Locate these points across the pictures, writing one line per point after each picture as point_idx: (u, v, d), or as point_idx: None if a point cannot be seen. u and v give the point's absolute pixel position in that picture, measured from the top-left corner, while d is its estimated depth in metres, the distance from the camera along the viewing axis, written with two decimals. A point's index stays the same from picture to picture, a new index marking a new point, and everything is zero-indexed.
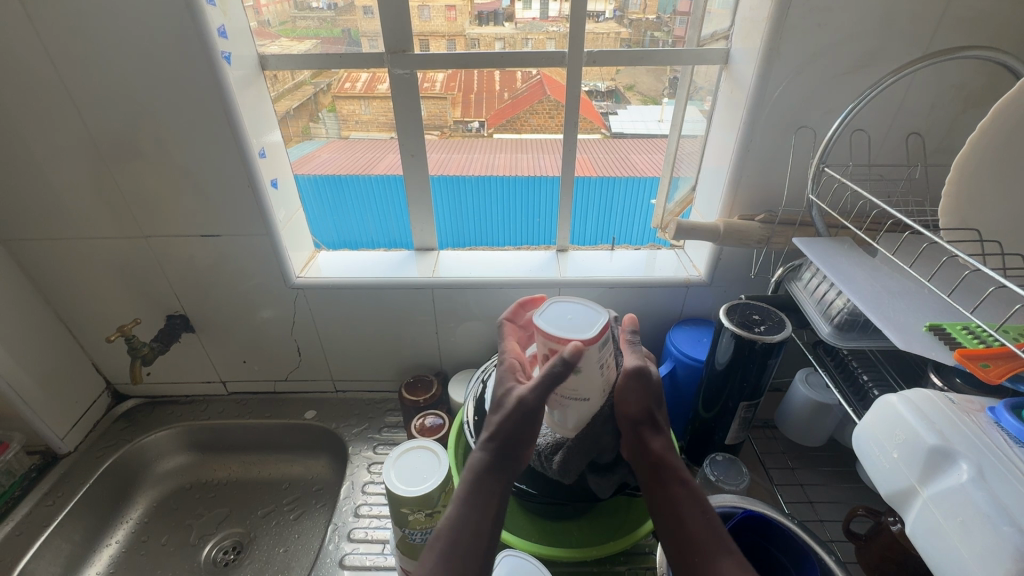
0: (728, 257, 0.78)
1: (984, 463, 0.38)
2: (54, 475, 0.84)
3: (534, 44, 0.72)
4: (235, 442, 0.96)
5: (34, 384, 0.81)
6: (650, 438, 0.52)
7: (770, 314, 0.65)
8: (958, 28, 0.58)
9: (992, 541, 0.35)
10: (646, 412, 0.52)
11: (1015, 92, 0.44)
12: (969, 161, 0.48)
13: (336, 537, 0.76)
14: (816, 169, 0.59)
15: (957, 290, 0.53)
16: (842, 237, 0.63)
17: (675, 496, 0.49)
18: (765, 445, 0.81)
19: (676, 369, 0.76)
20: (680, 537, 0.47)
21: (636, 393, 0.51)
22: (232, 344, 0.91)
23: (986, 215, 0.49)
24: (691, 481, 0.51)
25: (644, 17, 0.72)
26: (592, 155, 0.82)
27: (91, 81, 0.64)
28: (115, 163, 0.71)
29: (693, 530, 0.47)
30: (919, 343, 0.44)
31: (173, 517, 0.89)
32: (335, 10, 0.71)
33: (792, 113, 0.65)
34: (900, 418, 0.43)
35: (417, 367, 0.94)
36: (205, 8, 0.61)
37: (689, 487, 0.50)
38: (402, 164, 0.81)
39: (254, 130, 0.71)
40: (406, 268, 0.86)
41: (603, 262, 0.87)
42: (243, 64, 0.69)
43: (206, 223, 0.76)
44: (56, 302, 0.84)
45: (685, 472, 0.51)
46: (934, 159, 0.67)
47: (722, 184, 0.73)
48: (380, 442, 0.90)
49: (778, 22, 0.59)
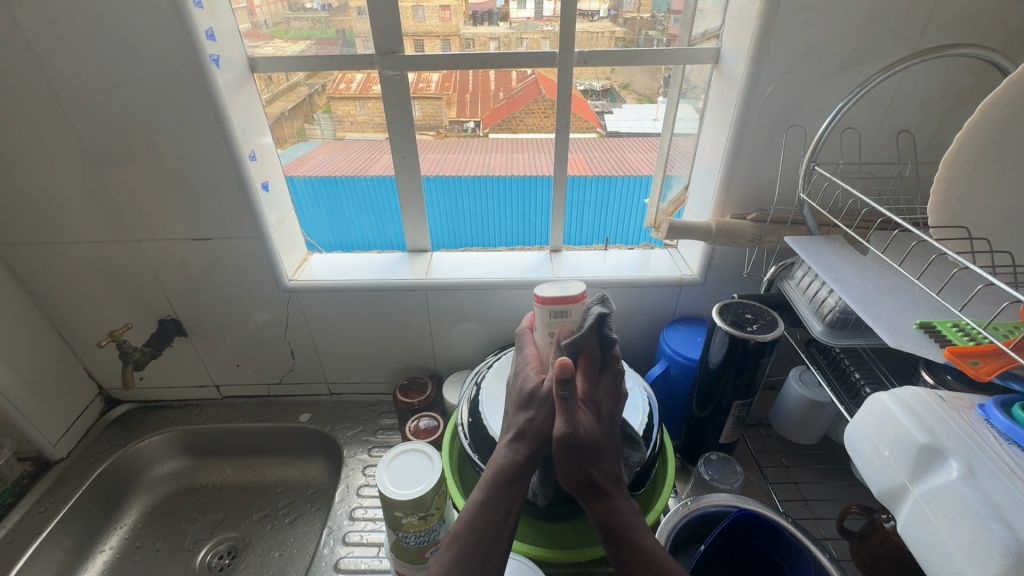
0: (721, 256, 0.78)
1: (973, 460, 0.38)
2: (46, 481, 0.83)
3: (529, 43, 0.72)
4: (230, 446, 0.95)
5: (25, 390, 0.80)
6: (596, 505, 0.50)
7: (763, 313, 0.65)
8: (947, 26, 0.59)
9: (981, 537, 0.35)
10: (582, 475, 0.50)
11: (1002, 89, 0.44)
12: (956, 159, 0.48)
13: (331, 540, 0.76)
14: (807, 168, 0.59)
15: (947, 287, 0.53)
16: (834, 236, 0.63)
17: (629, 566, 0.47)
18: (759, 444, 0.81)
19: (670, 368, 0.76)
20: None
21: (569, 456, 0.49)
22: (226, 348, 0.90)
23: (974, 213, 0.49)
24: (641, 543, 0.48)
25: (638, 15, 0.72)
26: (589, 154, 0.83)
27: (79, 85, 0.64)
28: (105, 167, 0.70)
29: None
30: (909, 341, 0.44)
31: (167, 522, 0.88)
32: (329, 11, 0.70)
33: (784, 112, 0.65)
34: (892, 417, 0.44)
35: (411, 368, 0.94)
36: (193, 11, 0.60)
37: (644, 557, 0.47)
38: (395, 165, 0.80)
39: (243, 133, 0.71)
40: (400, 269, 0.86)
41: (597, 262, 0.87)
42: (232, 67, 0.68)
43: (197, 227, 0.76)
44: (47, 307, 0.84)
45: (631, 535, 0.48)
46: (925, 157, 0.67)
47: (714, 182, 0.73)
48: (375, 445, 0.90)
49: (768, 21, 0.59)
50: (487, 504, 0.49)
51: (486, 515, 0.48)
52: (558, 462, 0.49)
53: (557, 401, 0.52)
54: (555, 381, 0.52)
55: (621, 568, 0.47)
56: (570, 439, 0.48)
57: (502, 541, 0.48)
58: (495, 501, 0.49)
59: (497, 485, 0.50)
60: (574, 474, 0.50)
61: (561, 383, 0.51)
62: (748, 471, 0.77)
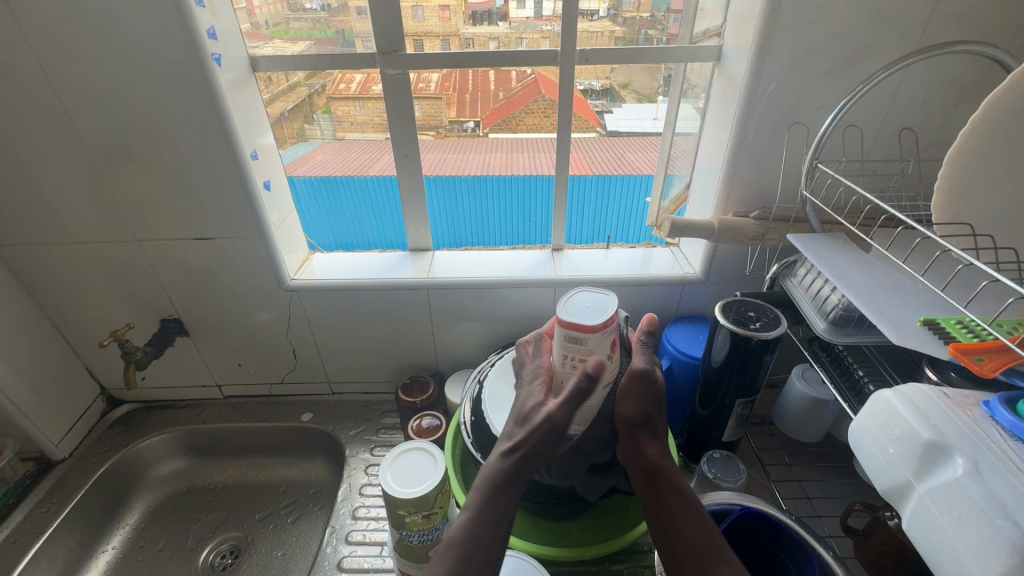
0: (723, 255, 0.78)
1: (978, 456, 0.38)
2: (48, 482, 0.83)
3: (529, 43, 0.72)
4: (232, 446, 0.95)
5: (27, 390, 0.80)
6: (647, 443, 0.53)
7: (765, 311, 0.65)
8: (948, 23, 0.58)
9: (987, 534, 0.35)
10: (644, 414, 0.53)
11: (1005, 86, 0.44)
12: (959, 156, 0.48)
13: (334, 540, 0.76)
14: (810, 166, 0.59)
15: (951, 284, 0.53)
16: (837, 233, 0.63)
17: (670, 503, 0.50)
18: (763, 442, 0.81)
19: (672, 367, 0.76)
20: (675, 542, 0.47)
21: (640, 390, 0.54)
22: (228, 348, 0.90)
23: (978, 209, 0.49)
24: (685, 488, 0.51)
25: (638, 15, 0.71)
26: (589, 154, 0.83)
27: (81, 86, 0.64)
28: (107, 167, 0.70)
29: (689, 537, 0.47)
30: (913, 338, 0.44)
31: (170, 522, 0.88)
32: (329, 10, 0.70)
33: (786, 110, 0.65)
34: (895, 414, 0.44)
35: (414, 368, 0.94)
36: (194, 10, 0.60)
37: (685, 494, 0.50)
38: (396, 165, 0.80)
39: (245, 132, 0.71)
40: (401, 268, 0.86)
41: (598, 261, 0.87)
42: (234, 66, 0.68)
43: (198, 226, 0.76)
44: (48, 307, 0.84)
45: (678, 479, 0.51)
46: (927, 155, 0.67)
47: (716, 181, 0.73)
48: (377, 444, 0.90)
49: (769, 19, 0.59)
50: (483, 510, 0.47)
51: (483, 522, 0.46)
52: (625, 396, 0.54)
53: (553, 434, 0.49)
54: (554, 412, 0.49)
55: (661, 504, 0.50)
56: (646, 377, 0.54)
57: (498, 544, 0.46)
58: (491, 508, 0.47)
59: (493, 493, 0.48)
60: (639, 409, 0.53)
61: (561, 417, 0.49)
62: (751, 468, 0.77)
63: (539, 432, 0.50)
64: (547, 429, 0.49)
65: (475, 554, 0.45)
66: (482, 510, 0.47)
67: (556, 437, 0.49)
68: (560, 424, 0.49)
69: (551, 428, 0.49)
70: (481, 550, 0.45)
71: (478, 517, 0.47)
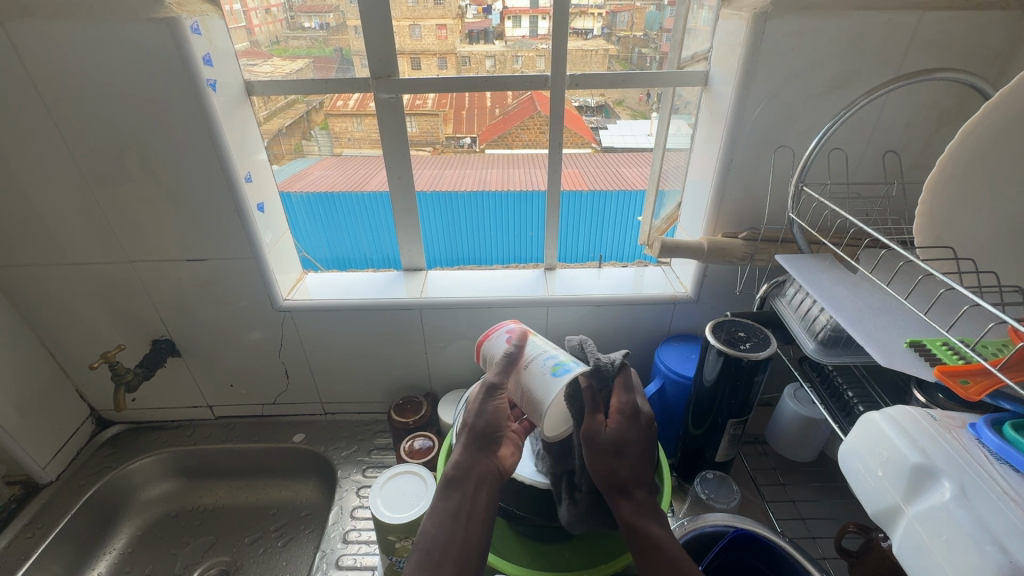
0: (714, 274, 0.79)
1: (966, 480, 0.38)
2: (34, 506, 0.82)
3: (524, 61, 0.73)
4: (222, 467, 0.94)
5: (14, 413, 0.79)
6: (621, 497, 0.52)
7: (755, 331, 0.65)
8: (928, 50, 0.60)
9: (975, 559, 0.35)
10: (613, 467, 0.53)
11: (966, 128, 0.45)
12: (937, 190, 0.49)
13: (324, 565, 0.75)
14: (795, 188, 0.59)
15: (935, 306, 0.54)
16: (824, 254, 0.64)
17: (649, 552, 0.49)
18: (756, 461, 0.81)
19: (665, 386, 0.76)
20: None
21: (598, 456, 0.53)
22: (219, 368, 0.90)
23: (959, 236, 0.50)
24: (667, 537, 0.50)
25: (632, 34, 0.73)
26: (583, 168, 0.83)
27: (77, 113, 0.65)
28: (100, 189, 0.71)
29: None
30: (900, 359, 0.45)
31: (158, 546, 0.87)
32: (327, 30, 0.72)
33: (773, 132, 0.66)
34: (885, 437, 0.44)
35: (406, 386, 0.93)
36: (189, 36, 0.61)
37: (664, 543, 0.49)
38: (390, 184, 0.81)
39: (240, 156, 0.71)
40: (394, 288, 0.86)
41: (590, 279, 0.87)
42: (228, 90, 0.69)
43: (191, 248, 0.76)
44: (39, 328, 0.83)
45: (657, 529, 0.51)
46: (912, 176, 0.68)
47: (707, 199, 0.74)
48: (369, 465, 0.89)
49: (754, 46, 0.60)
50: (443, 512, 0.51)
51: (440, 520, 0.50)
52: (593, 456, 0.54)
53: (484, 391, 0.59)
54: (491, 381, 0.60)
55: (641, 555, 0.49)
56: (592, 439, 0.54)
57: (463, 538, 0.49)
58: (447, 511, 0.50)
59: (446, 491, 0.52)
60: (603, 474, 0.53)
61: (493, 381, 0.60)
62: (745, 488, 0.77)
63: (480, 400, 0.59)
64: (484, 390, 0.59)
65: (439, 548, 0.47)
66: (443, 512, 0.50)
67: (486, 395, 0.59)
68: (498, 385, 0.59)
69: (484, 390, 0.59)
70: (441, 546, 0.47)
71: (440, 517, 0.50)
